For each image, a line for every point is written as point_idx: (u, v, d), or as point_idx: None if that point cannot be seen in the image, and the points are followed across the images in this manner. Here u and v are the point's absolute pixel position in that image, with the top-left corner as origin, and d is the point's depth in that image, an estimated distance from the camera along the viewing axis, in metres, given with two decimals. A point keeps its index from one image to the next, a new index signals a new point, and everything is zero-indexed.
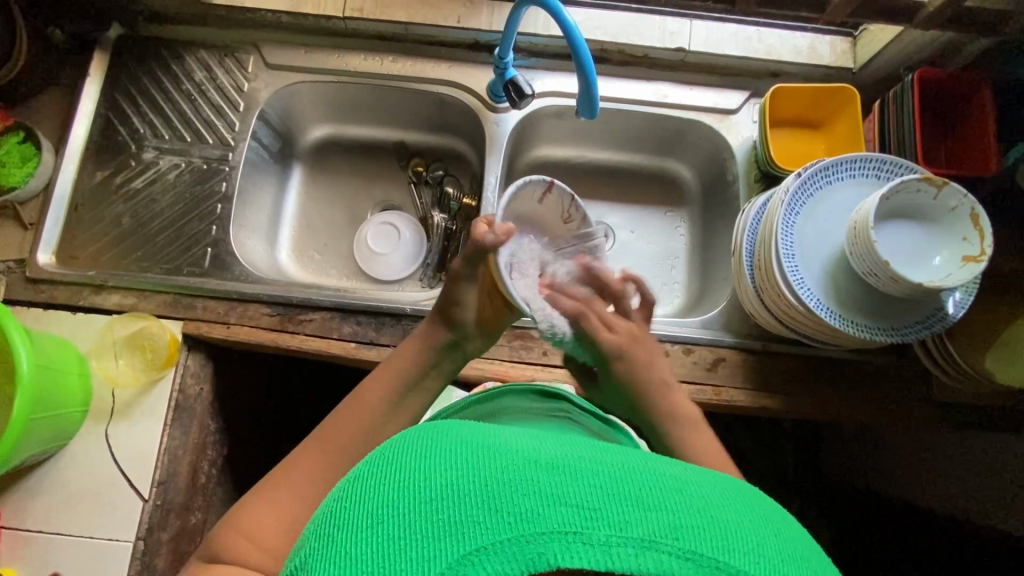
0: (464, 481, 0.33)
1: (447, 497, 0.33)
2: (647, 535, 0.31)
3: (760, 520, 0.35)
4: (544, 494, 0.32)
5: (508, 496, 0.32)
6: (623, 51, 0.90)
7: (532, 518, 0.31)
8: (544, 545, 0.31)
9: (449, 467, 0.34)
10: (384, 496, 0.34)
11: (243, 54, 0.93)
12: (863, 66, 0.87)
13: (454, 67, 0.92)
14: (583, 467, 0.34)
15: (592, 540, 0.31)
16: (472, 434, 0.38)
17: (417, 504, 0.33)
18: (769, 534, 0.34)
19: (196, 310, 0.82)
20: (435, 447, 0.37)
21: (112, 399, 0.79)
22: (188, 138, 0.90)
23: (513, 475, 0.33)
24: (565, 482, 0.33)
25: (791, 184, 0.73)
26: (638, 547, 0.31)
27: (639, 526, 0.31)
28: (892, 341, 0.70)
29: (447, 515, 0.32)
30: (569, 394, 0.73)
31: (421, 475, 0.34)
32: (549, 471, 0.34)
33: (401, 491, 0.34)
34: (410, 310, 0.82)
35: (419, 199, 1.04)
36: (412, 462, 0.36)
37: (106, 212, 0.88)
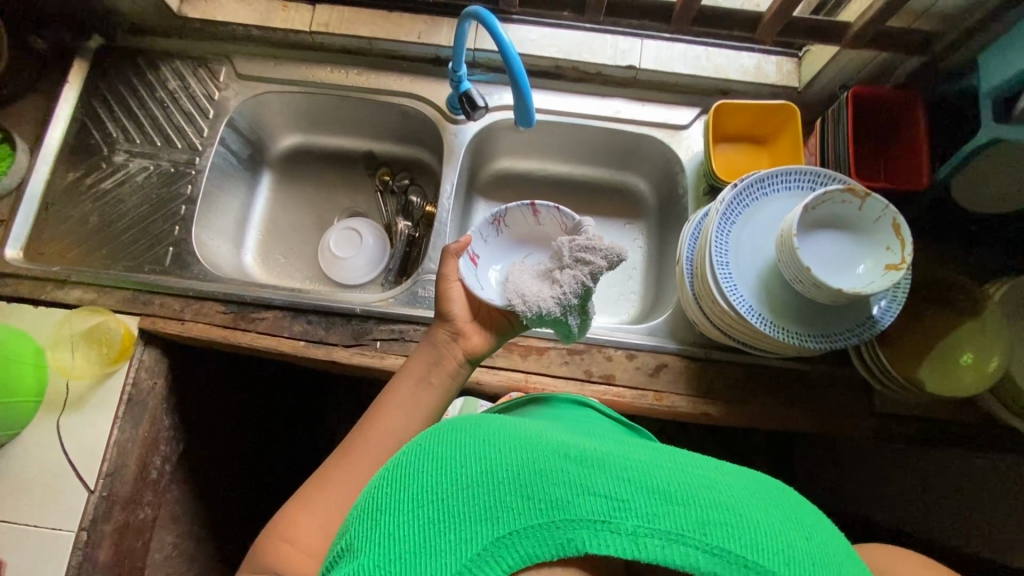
0: (510, 474, 0.43)
1: (494, 488, 0.43)
2: (666, 527, 0.41)
3: (779, 521, 0.44)
4: (578, 488, 0.42)
5: (549, 488, 0.42)
6: (576, 68, 0.94)
7: (568, 508, 0.42)
8: (575, 531, 0.41)
9: (497, 463, 0.44)
10: (441, 486, 0.43)
11: (215, 65, 0.97)
12: (807, 85, 0.90)
13: (415, 80, 0.96)
14: (612, 466, 0.44)
15: (619, 527, 0.41)
16: (515, 434, 0.47)
17: (471, 489, 0.43)
18: (778, 522, 0.43)
19: (153, 306, 0.85)
20: (484, 442, 0.46)
21: (65, 391, 0.81)
22: (159, 142, 0.94)
23: (552, 469, 0.43)
24: (595, 480, 0.43)
25: (726, 195, 0.76)
26: (659, 537, 0.41)
27: (660, 519, 0.41)
28: (822, 349, 0.72)
29: (493, 502, 0.42)
30: (591, 402, 0.73)
31: (471, 468, 0.44)
32: (582, 468, 0.44)
33: (452, 482, 0.43)
34: (360, 310, 0.84)
35: (384, 207, 1.08)
36: (463, 457, 0.45)
37: (75, 211, 0.91)
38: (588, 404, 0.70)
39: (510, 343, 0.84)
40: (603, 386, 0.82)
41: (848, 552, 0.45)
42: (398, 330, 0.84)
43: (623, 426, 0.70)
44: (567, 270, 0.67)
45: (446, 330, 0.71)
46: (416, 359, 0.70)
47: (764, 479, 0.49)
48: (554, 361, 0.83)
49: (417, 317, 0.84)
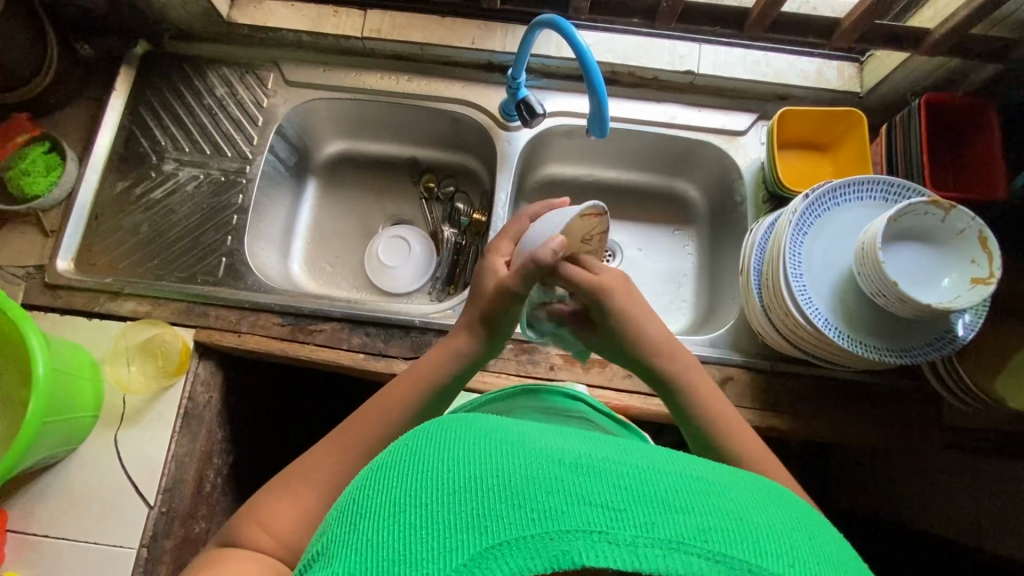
0: (485, 476, 0.34)
1: (471, 491, 0.33)
2: (670, 536, 0.31)
3: (805, 542, 0.33)
4: (568, 492, 0.32)
5: (532, 493, 0.32)
6: (632, 73, 0.93)
7: (555, 516, 0.31)
8: (568, 543, 0.31)
9: (469, 467, 0.34)
10: (410, 490, 0.34)
11: (264, 71, 0.95)
12: (871, 90, 0.88)
13: (467, 86, 0.94)
14: (607, 468, 0.34)
15: (617, 537, 0.31)
16: (495, 432, 0.38)
17: (444, 493, 0.33)
18: (804, 537, 0.34)
19: (208, 318, 0.83)
20: (459, 444, 0.37)
21: (122, 405, 0.79)
22: (208, 150, 0.93)
23: (543, 475, 0.33)
24: (588, 482, 0.33)
25: (798, 205, 0.74)
26: (663, 547, 0.31)
27: (663, 528, 0.31)
28: (900, 362, 0.70)
29: (469, 508, 0.32)
30: (584, 396, 0.73)
31: (446, 470, 0.35)
32: (571, 470, 0.34)
33: (421, 487, 0.34)
34: (419, 322, 0.83)
35: (430, 214, 1.06)
36: (434, 460, 0.36)
37: (125, 220, 0.90)
38: (578, 398, 0.70)
39: (571, 356, 0.83)
40: None
41: (865, 573, 0.35)
42: None
43: (615, 421, 0.71)
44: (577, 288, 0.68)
45: (472, 341, 0.63)
46: (434, 356, 0.63)
47: (777, 485, 0.39)
48: (617, 374, 0.82)
49: None
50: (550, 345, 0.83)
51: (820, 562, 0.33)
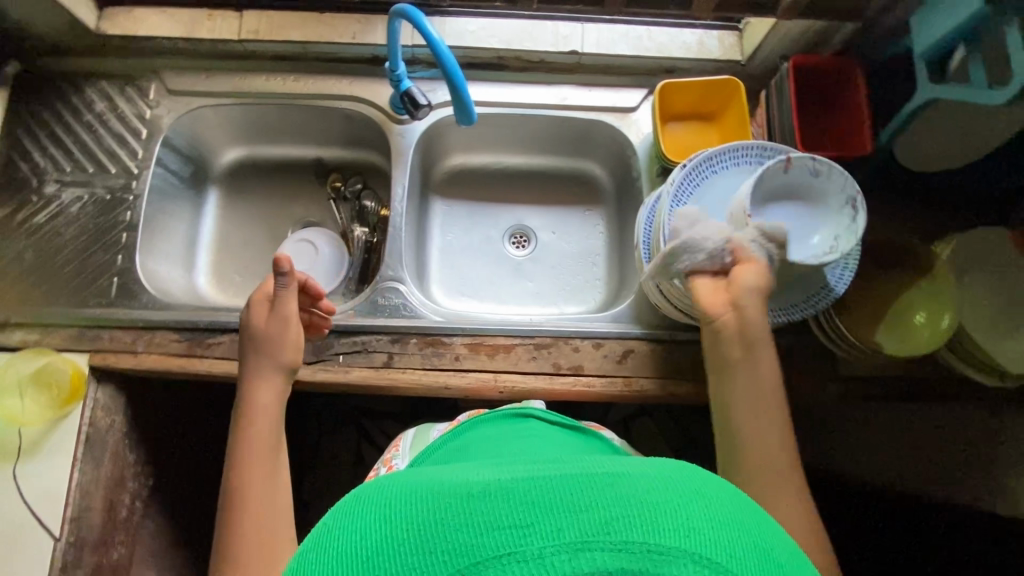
0: (406, 527, 0.33)
1: (395, 545, 0.32)
2: (576, 538, 0.29)
3: (710, 514, 0.32)
4: (477, 523, 0.31)
5: (446, 532, 0.31)
6: (519, 57, 0.92)
7: (467, 549, 0.30)
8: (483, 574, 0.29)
9: (398, 517, 0.34)
10: (347, 560, 0.33)
11: (144, 82, 0.93)
12: (750, 58, 0.89)
13: (355, 82, 0.93)
14: (513, 484, 0.33)
15: (526, 554, 0.29)
16: (406, 488, 0.37)
17: (374, 555, 0.32)
18: (702, 503, 0.33)
19: (102, 341, 0.82)
20: (388, 497, 0.36)
21: (18, 438, 0.78)
22: (91, 169, 0.90)
23: (453, 510, 0.32)
24: (496, 504, 0.32)
25: (676, 176, 0.76)
26: (570, 551, 0.29)
27: (567, 530, 0.30)
28: (778, 321, 0.73)
29: (396, 563, 0.31)
30: (537, 409, 0.73)
31: (374, 527, 0.34)
32: (481, 497, 0.32)
33: (355, 548, 0.34)
34: None
35: (338, 215, 1.05)
36: (356, 530, 0.35)
37: (9, 248, 0.86)
38: (529, 416, 0.69)
39: (475, 344, 0.83)
40: (572, 377, 0.82)
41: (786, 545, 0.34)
42: (360, 341, 0.82)
43: (568, 426, 0.71)
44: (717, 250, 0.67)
45: (284, 375, 0.72)
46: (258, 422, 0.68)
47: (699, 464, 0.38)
48: (522, 358, 0.82)
49: (379, 327, 0.83)
50: (454, 336, 0.83)
51: (723, 525, 0.32)
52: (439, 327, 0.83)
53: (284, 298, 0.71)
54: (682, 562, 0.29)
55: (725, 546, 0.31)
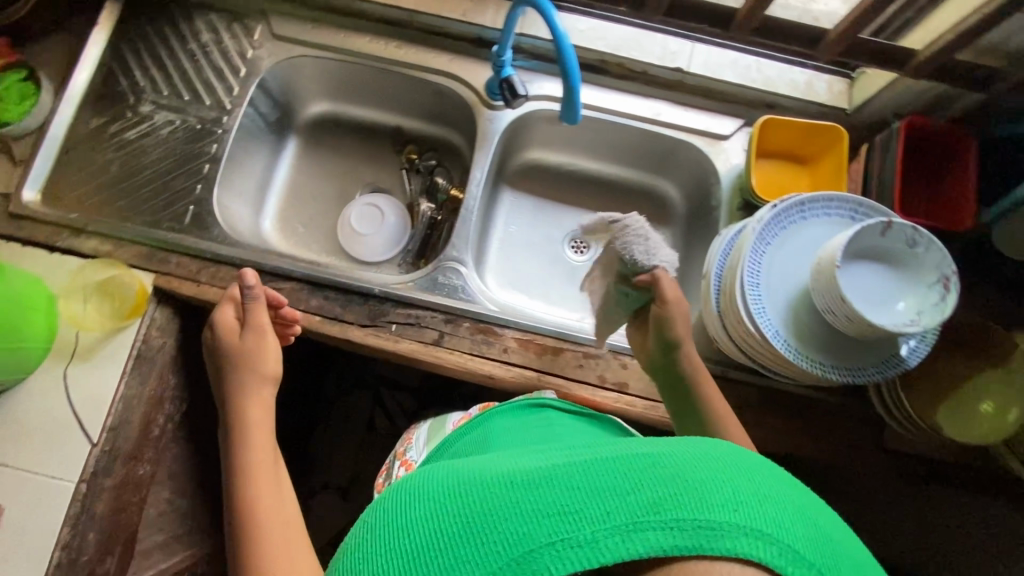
0: (457, 519, 0.36)
1: (449, 535, 0.35)
2: (627, 521, 0.32)
3: (750, 485, 0.34)
4: (527, 512, 0.34)
5: (498, 521, 0.34)
6: (622, 64, 0.92)
7: (520, 537, 0.33)
8: (539, 560, 0.32)
9: (448, 510, 0.37)
10: (402, 548, 0.36)
11: (252, 22, 0.94)
12: (857, 108, 0.87)
13: (454, 59, 0.93)
14: (562, 470, 0.35)
15: (582, 539, 0.32)
16: (457, 475, 0.39)
17: (429, 543, 0.35)
18: (745, 478, 0.34)
19: (169, 264, 0.83)
20: (434, 490, 0.39)
21: (74, 341, 0.80)
22: (187, 96, 0.91)
23: (501, 501, 0.35)
24: (543, 493, 0.34)
25: (764, 214, 0.75)
26: (623, 533, 0.32)
27: (617, 513, 0.32)
28: (842, 382, 0.71)
29: (452, 554, 0.34)
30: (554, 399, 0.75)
31: (426, 518, 0.37)
32: (527, 487, 0.35)
33: (410, 538, 0.36)
34: (378, 291, 0.83)
35: (408, 185, 1.06)
36: (414, 514, 0.38)
37: (97, 158, 0.89)
38: (545, 406, 0.72)
39: (526, 340, 0.82)
40: (616, 394, 0.81)
41: (821, 507, 0.36)
42: (414, 315, 0.83)
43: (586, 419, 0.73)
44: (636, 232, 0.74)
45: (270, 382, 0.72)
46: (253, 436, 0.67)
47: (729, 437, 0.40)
48: (569, 364, 0.82)
49: (435, 304, 0.83)
50: (506, 328, 0.83)
51: (771, 499, 0.34)
52: (493, 316, 0.83)
53: (254, 312, 0.73)
54: (729, 535, 0.31)
55: (772, 517, 0.32)
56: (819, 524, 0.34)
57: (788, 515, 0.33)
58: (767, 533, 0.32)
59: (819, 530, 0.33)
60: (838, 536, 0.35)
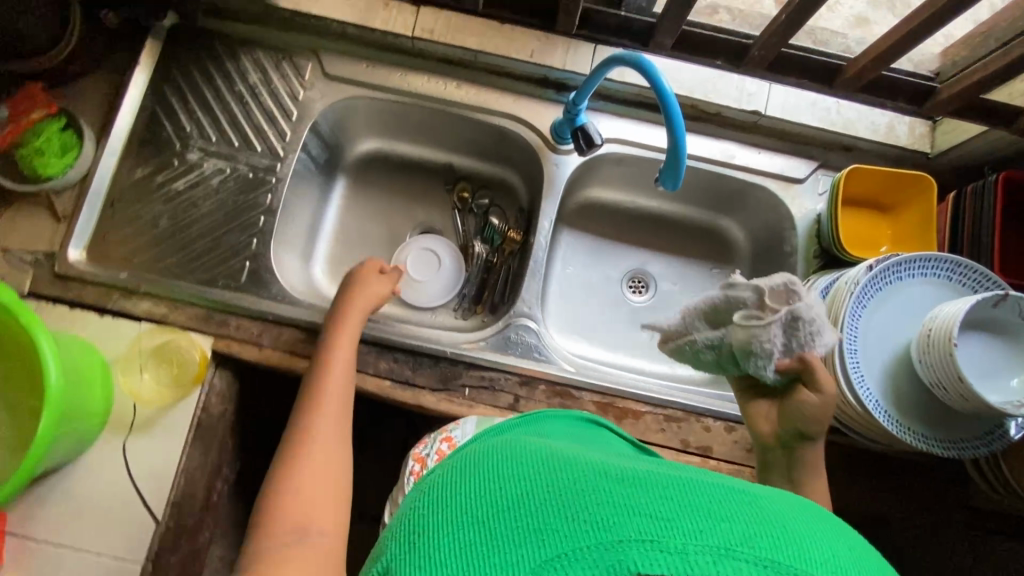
0: (536, 495, 0.32)
1: (527, 508, 0.32)
2: (722, 543, 0.28)
3: (854, 560, 0.30)
4: (617, 503, 0.30)
5: (584, 503, 0.31)
6: (696, 105, 0.87)
7: (606, 526, 0.29)
8: (621, 553, 0.28)
9: (528, 487, 0.33)
10: (469, 514, 0.33)
11: (301, 60, 0.88)
12: (940, 153, 0.84)
13: (518, 100, 0.88)
14: (652, 480, 0.33)
15: (669, 544, 0.28)
16: (528, 459, 0.37)
17: (501, 513, 0.32)
18: (845, 547, 0.31)
19: (228, 327, 0.79)
20: (510, 467, 0.36)
21: (132, 413, 0.76)
22: (237, 142, 0.86)
23: (589, 487, 0.32)
24: (636, 492, 0.31)
25: (862, 276, 0.72)
26: (715, 555, 0.28)
27: (712, 534, 0.29)
28: (948, 456, 0.69)
29: (527, 524, 0.31)
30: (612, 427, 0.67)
31: (499, 489, 0.34)
32: (619, 484, 0.32)
33: (480, 505, 0.33)
34: (450, 353, 0.79)
35: (462, 226, 1.02)
36: (476, 488, 0.35)
37: (144, 210, 0.83)
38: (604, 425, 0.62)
39: (604, 402, 0.79)
40: (699, 458, 0.78)
41: None
42: (488, 378, 0.79)
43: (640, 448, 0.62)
44: (780, 318, 0.57)
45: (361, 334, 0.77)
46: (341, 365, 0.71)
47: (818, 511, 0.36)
48: (650, 427, 0.79)
49: (509, 366, 0.80)
50: (583, 391, 0.79)
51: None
52: (571, 379, 0.79)
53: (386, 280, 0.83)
54: None
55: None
56: None
57: None
58: None
59: None
60: None
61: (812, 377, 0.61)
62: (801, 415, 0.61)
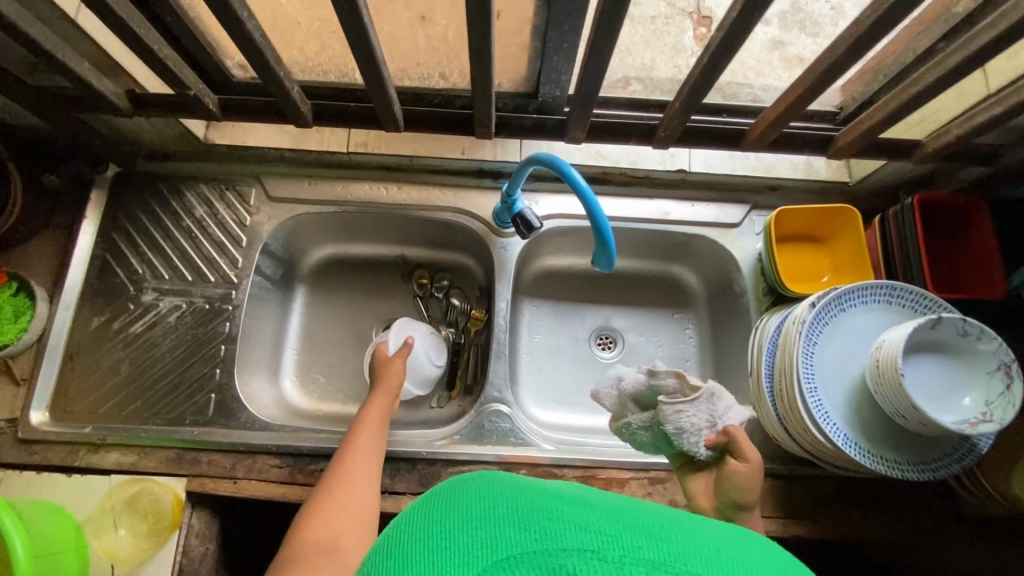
0: (498, 504, 0.33)
1: (486, 516, 0.32)
2: (655, 557, 0.29)
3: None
4: (568, 519, 0.31)
5: (538, 514, 0.31)
6: (623, 173, 0.93)
7: (553, 535, 0.30)
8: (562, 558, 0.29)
9: (494, 499, 0.34)
10: (435, 522, 0.33)
11: (244, 187, 0.92)
12: (859, 181, 0.90)
13: (458, 193, 0.92)
14: (606, 504, 0.33)
15: (608, 556, 0.29)
16: (490, 480, 0.36)
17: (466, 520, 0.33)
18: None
19: (200, 465, 0.78)
20: (481, 485, 0.36)
21: (110, 575, 0.73)
22: (190, 277, 0.88)
23: (546, 502, 0.33)
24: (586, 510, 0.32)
25: (806, 314, 0.74)
26: (648, 568, 0.28)
27: (648, 550, 0.29)
28: (924, 478, 0.70)
29: (484, 532, 0.31)
30: None
31: (465, 503, 0.35)
32: (574, 502, 0.33)
33: (447, 516, 0.34)
34: (426, 454, 0.79)
35: (427, 312, 1.03)
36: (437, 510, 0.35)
37: (104, 359, 0.84)
38: None
39: (587, 477, 0.79)
40: None
41: None
42: (468, 472, 0.79)
43: None
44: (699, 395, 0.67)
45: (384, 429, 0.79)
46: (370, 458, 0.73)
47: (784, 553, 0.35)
48: (636, 494, 0.79)
49: (487, 455, 0.80)
50: (565, 468, 0.79)
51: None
52: (550, 458, 0.79)
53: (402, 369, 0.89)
54: None
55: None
56: None
57: None
58: None
59: None
60: None
61: (736, 447, 0.64)
62: (734, 487, 0.64)
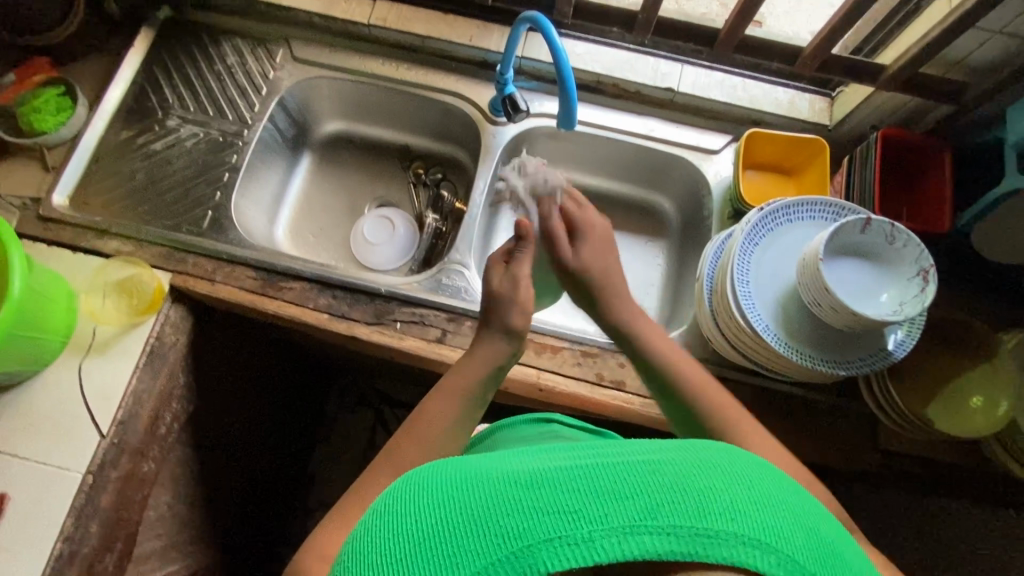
0: (455, 510, 0.33)
1: (447, 527, 0.32)
2: (625, 522, 0.30)
3: (743, 488, 0.33)
4: (527, 510, 0.31)
5: (497, 513, 0.32)
6: (617, 84, 0.98)
7: (519, 533, 0.31)
8: (536, 554, 0.30)
9: (455, 499, 0.34)
10: (404, 541, 0.33)
11: (274, 46, 1.02)
12: (838, 123, 0.93)
13: (461, 80, 1.00)
14: (556, 472, 0.33)
15: (579, 536, 0.30)
16: (445, 475, 0.36)
17: (432, 527, 0.33)
18: (743, 485, 0.33)
19: (186, 265, 0.88)
20: (434, 485, 0.36)
21: (92, 336, 0.83)
22: (211, 112, 0.98)
23: (501, 496, 0.32)
24: (542, 495, 0.32)
25: (751, 217, 0.78)
26: (620, 534, 0.30)
27: (616, 517, 0.31)
28: (834, 373, 0.73)
29: (452, 543, 0.32)
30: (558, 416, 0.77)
31: (424, 512, 0.34)
32: (526, 486, 0.32)
33: (411, 532, 0.33)
34: (385, 290, 0.86)
35: (416, 198, 1.11)
36: (405, 513, 0.35)
37: (124, 167, 0.94)
38: (553, 421, 0.74)
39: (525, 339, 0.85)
40: (613, 391, 0.83)
41: (818, 509, 0.36)
42: (418, 313, 0.86)
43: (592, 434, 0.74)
44: None
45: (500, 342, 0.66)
46: (475, 362, 0.65)
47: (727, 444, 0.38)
48: (567, 361, 0.84)
49: (438, 303, 0.86)
50: None
51: (767, 505, 0.33)
52: None
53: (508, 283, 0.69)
54: (728, 541, 0.31)
55: (774, 526, 0.32)
56: (816, 527, 0.34)
57: (787, 525, 0.32)
58: (766, 541, 0.31)
59: (819, 540, 0.33)
60: (837, 545, 0.34)
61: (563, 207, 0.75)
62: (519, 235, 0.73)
